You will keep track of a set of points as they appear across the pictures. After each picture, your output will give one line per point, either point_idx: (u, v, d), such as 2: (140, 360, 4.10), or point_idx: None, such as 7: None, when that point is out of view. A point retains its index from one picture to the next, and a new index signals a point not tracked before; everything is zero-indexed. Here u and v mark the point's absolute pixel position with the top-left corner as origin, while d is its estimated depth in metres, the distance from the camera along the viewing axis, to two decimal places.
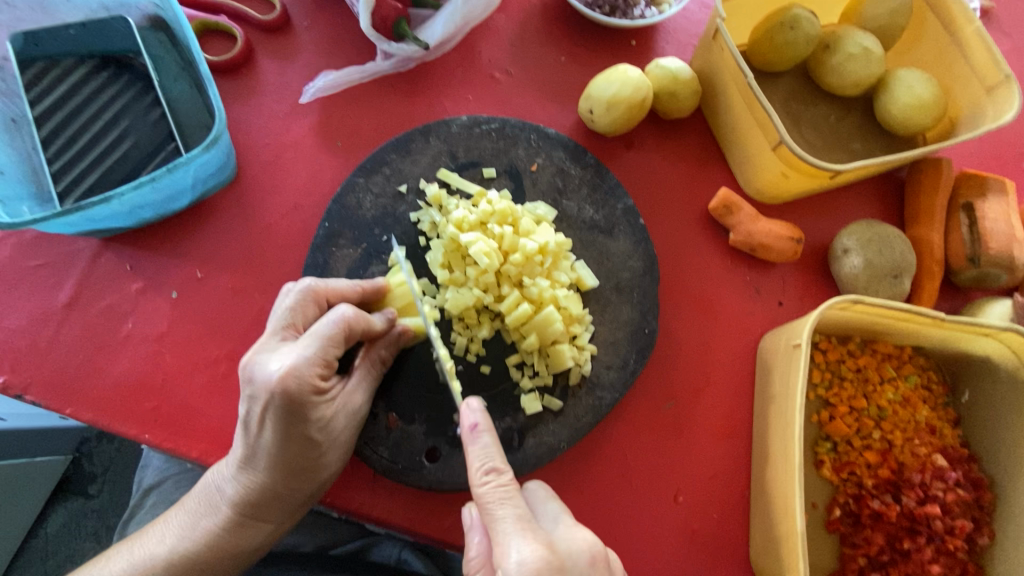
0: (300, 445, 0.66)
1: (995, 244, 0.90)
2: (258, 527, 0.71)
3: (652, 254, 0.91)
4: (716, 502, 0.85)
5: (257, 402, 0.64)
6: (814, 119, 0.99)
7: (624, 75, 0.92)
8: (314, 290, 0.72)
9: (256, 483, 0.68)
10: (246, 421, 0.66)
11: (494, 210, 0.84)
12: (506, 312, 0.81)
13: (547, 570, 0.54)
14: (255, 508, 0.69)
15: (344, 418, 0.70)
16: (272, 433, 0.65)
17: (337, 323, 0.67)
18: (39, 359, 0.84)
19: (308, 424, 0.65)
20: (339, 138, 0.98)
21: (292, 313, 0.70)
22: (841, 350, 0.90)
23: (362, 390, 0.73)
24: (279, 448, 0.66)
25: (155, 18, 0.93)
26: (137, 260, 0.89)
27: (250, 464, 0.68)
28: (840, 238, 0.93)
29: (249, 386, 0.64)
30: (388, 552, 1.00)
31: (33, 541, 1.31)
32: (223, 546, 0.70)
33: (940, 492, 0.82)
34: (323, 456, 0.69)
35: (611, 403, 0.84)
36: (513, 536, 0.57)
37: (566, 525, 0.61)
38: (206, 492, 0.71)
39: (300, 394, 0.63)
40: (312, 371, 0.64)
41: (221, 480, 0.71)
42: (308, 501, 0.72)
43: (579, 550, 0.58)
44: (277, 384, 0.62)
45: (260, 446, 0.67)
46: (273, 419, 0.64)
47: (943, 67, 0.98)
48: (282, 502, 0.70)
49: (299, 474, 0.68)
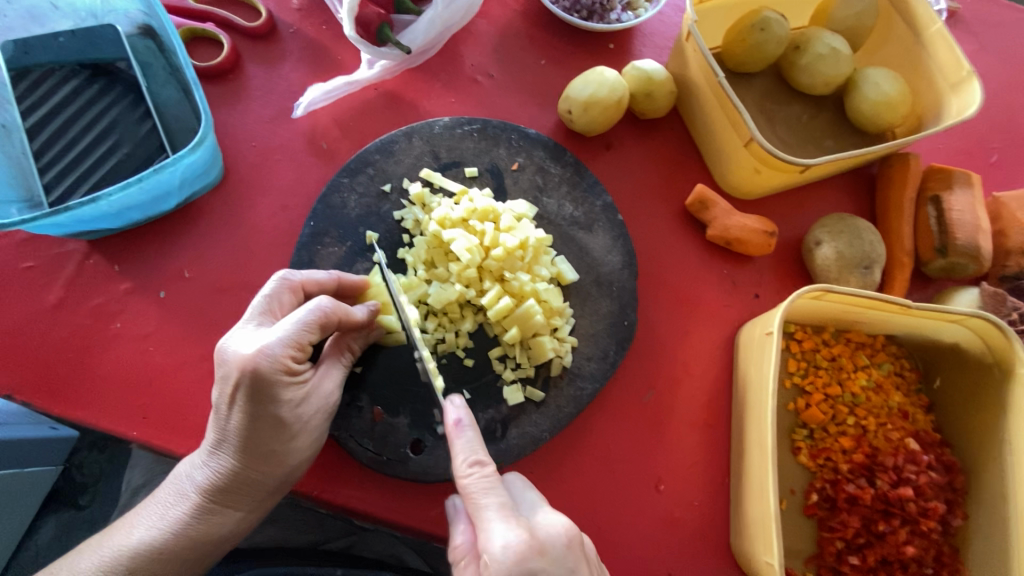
0: (269, 426, 0.67)
1: (961, 234, 0.93)
2: (228, 513, 0.72)
3: (631, 248, 0.94)
4: (697, 489, 0.87)
5: (228, 382, 0.65)
6: (786, 117, 1.02)
7: (600, 76, 0.95)
8: (289, 281, 0.74)
9: (227, 466, 0.69)
10: (217, 404, 0.68)
11: (475, 208, 0.87)
12: (488, 306, 0.83)
13: (530, 556, 0.57)
14: (226, 492, 0.70)
15: (315, 401, 0.71)
16: (241, 414, 0.67)
17: (314, 311, 0.69)
18: (28, 359, 0.85)
19: (278, 404, 0.67)
20: (325, 140, 1.00)
21: (268, 299, 0.72)
22: (816, 339, 0.92)
23: (333, 375, 0.75)
24: (248, 430, 0.67)
25: (144, 27, 0.95)
26: (126, 261, 0.91)
27: (221, 448, 0.69)
28: (812, 230, 0.96)
29: (221, 367, 0.66)
30: (378, 548, 1.05)
31: (22, 553, 1.30)
32: (193, 534, 0.70)
33: (913, 475, 0.84)
34: (293, 439, 0.71)
35: (592, 393, 0.86)
36: (495, 523, 0.60)
37: (546, 510, 0.63)
38: (176, 481, 0.72)
39: (270, 373, 0.65)
40: (285, 354, 0.67)
41: (192, 468, 0.72)
42: (279, 487, 0.73)
43: (559, 533, 0.60)
44: (248, 362, 0.64)
45: (229, 429, 0.68)
46: (243, 400, 0.65)
47: (909, 66, 1.01)
48: (253, 487, 0.71)
49: (268, 457, 0.69)
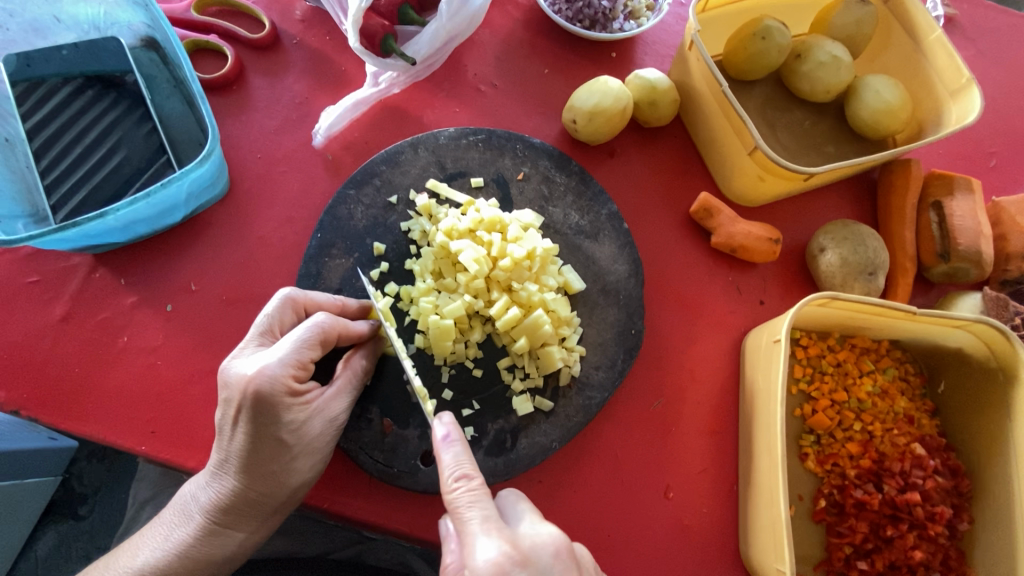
0: (270, 447, 0.68)
1: (964, 240, 0.94)
2: (230, 535, 0.72)
3: (636, 257, 0.94)
4: (706, 496, 0.87)
5: (231, 405, 0.66)
6: (788, 124, 1.02)
7: (604, 85, 0.96)
8: (293, 298, 0.75)
9: (229, 487, 0.70)
10: (220, 425, 0.68)
11: (483, 219, 0.87)
12: (496, 316, 0.83)
13: (510, 568, 0.56)
14: (227, 514, 0.70)
15: (320, 423, 0.71)
16: (244, 434, 0.67)
17: (312, 328, 0.70)
18: (34, 375, 0.85)
19: (279, 425, 0.67)
20: (331, 150, 1.00)
21: (269, 318, 0.73)
22: (821, 345, 0.93)
23: (341, 398, 0.74)
24: (250, 451, 0.68)
25: (146, 38, 0.96)
26: (133, 274, 0.90)
27: (223, 467, 0.70)
28: (816, 237, 0.97)
29: (225, 390, 0.67)
30: (388, 556, 1.06)
31: (23, 564, 1.28)
32: (197, 555, 0.70)
33: (920, 480, 0.85)
34: (294, 460, 0.70)
35: (601, 402, 0.86)
36: (479, 538, 0.59)
37: (532, 520, 0.63)
38: (180, 502, 0.72)
39: (272, 394, 0.65)
40: (285, 373, 0.67)
41: (196, 489, 0.72)
42: (281, 507, 0.73)
43: (546, 543, 0.60)
44: (249, 384, 0.64)
45: (232, 450, 0.68)
46: (246, 421, 0.66)
47: (908, 73, 1.02)
48: (254, 508, 0.71)
49: (269, 479, 0.69)
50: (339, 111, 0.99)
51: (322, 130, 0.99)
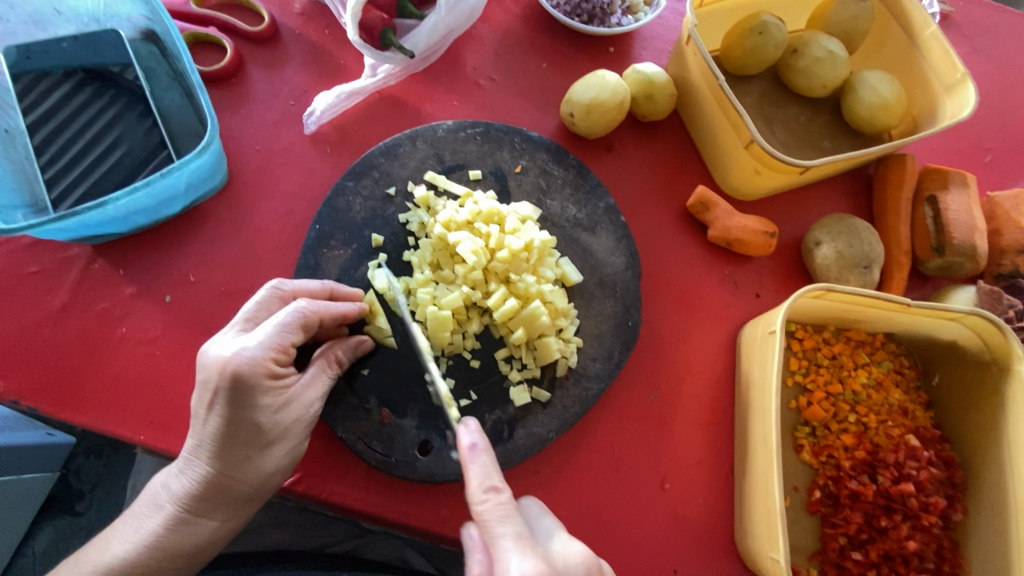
0: (244, 432, 0.68)
1: (959, 234, 0.94)
2: (203, 524, 0.71)
3: (633, 249, 0.95)
4: (702, 488, 0.88)
5: (207, 388, 0.66)
6: (784, 119, 1.03)
7: (602, 79, 0.96)
8: (280, 290, 0.76)
9: (201, 474, 0.69)
10: (195, 409, 0.68)
11: (481, 211, 0.87)
12: (494, 307, 0.84)
13: None
14: (200, 501, 0.70)
15: (295, 410, 0.72)
16: (219, 418, 0.67)
17: (294, 313, 0.71)
18: (33, 365, 0.85)
19: (254, 409, 0.67)
20: (329, 143, 1.01)
21: (256, 307, 0.73)
22: (817, 338, 0.94)
23: (317, 384, 0.75)
24: (224, 436, 0.67)
25: (147, 31, 0.95)
26: (132, 265, 0.91)
27: (197, 454, 0.69)
28: (812, 231, 0.98)
29: (201, 372, 0.67)
30: (386, 551, 1.07)
31: (20, 559, 1.28)
32: (167, 545, 0.70)
33: (914, 471, 0.86)
34: (269, 446, 0.70)
35: (598, 393, 0.87)
36: (512, 551, 0.58)
37: (561, 537, 0.63)
38: (152, 493, 0.72)
39: (250, 376, 0.66)
40: (266, 356, 0.68)
41: (167, 479, 0.71)
42: (254, 496, 0.72)
43: (577, 560, 0.60)
44: (226, 365, 0.65)
45: (205, 436, 0.68)
46: (221, 404, 0.66)
47: (903, 68, 1.03)
48: (227, 496, 0.70)
49: (242, 465, 0.69)
50: (333, 101, 0.99)
51: (313, 119, 0.99)
